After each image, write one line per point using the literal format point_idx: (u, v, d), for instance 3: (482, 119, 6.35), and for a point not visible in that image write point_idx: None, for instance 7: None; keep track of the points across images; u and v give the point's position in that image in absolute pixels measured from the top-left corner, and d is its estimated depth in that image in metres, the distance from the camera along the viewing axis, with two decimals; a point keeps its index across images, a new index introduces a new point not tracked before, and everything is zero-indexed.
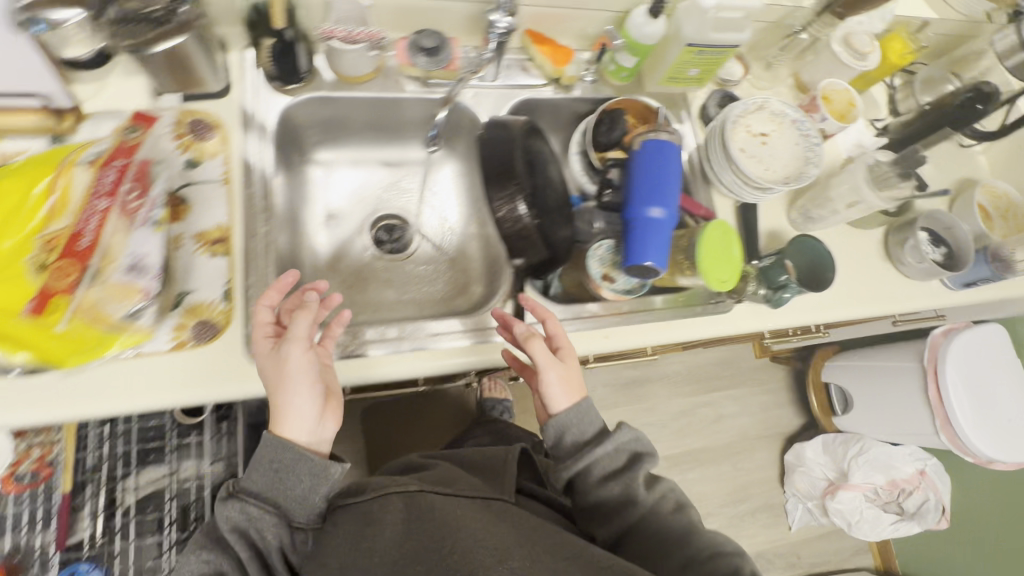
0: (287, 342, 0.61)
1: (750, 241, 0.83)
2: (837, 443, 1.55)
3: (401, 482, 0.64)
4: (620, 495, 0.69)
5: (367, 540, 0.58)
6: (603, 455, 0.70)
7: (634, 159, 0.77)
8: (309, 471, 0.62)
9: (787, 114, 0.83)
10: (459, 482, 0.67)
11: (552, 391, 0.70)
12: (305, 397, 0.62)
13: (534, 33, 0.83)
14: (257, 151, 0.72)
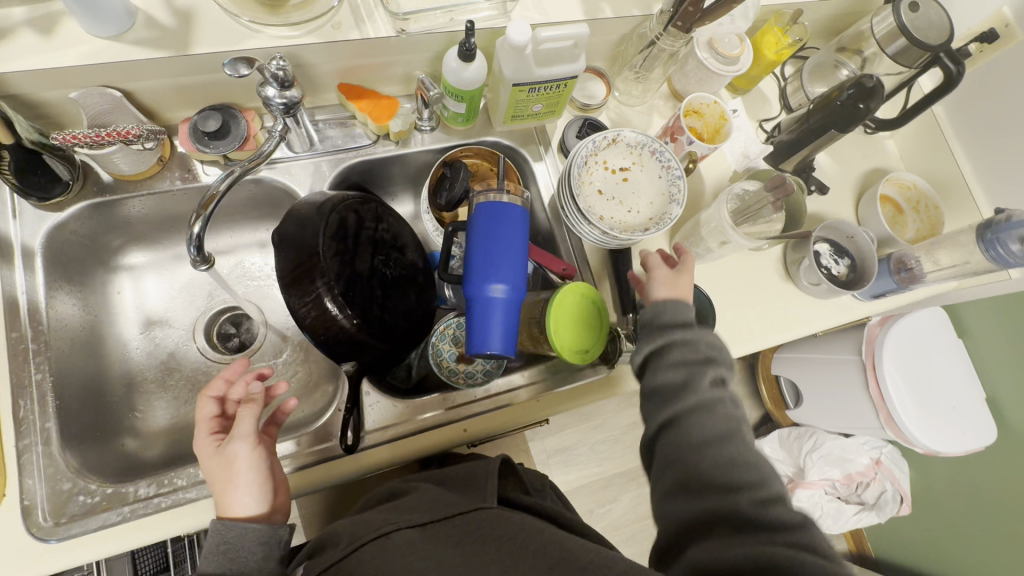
0: (231, 441, 0.56)
1: (624, 290, 0.74)
2: (792, 439, 1.48)
3: (367, 525, 0.52)
4: (682, 377, 0.57)
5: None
6: (676, 340, 0.59)
7: (470, 228, 0.68)
8: (261, 541, 0.54)
9: (647, 143, 0.72)
10: (429, 505, 0.55)
11: (658, 294, 0.64)
12: (245, 488, 0.55)
13: (348, 88, 0.72)
14: (23, 282, 0.61)
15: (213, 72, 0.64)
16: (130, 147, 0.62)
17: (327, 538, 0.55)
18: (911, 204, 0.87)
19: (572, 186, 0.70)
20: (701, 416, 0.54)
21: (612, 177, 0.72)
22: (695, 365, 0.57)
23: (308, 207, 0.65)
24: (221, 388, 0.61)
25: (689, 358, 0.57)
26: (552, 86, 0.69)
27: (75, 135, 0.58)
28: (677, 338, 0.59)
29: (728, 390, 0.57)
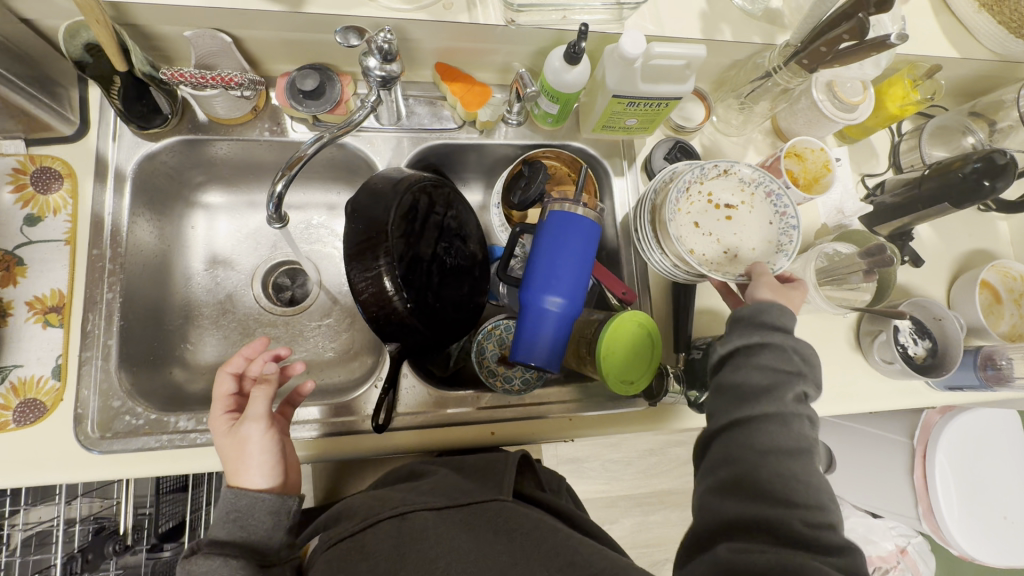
0: (245, 421, 0.57)
1: (681, 328, 0.71)
2: None
3: (384, 503, 0.53)
4: (767, 386, 0.53)
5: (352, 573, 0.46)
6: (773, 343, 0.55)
7: (539, 233, 0.66)
8: (271, 510, 0.57)
9: (763, 185, 0.65)
10: (447, 491, 0.55)
11: (760, 296, 0.58)
12: (259, 461, 0.57)
13: (444, 69, 0.71)
14: (112, 202, 0.64)
15: (320, 32, 0.65)
16: (230, 92, 0.62)
17: (347, 505, 0.56)
18: (1015, 295, 0.80)
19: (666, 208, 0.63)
20: (771, 426, 0.51)
21: (709, 211, 0.66)
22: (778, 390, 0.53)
23: (384, 182, 0.65)
24: (239, 366, 0.61)
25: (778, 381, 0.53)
26: (652, 104, 0.66)
27: (183, 74, 0.59)
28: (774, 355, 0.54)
29: (809, 410, 0.53)
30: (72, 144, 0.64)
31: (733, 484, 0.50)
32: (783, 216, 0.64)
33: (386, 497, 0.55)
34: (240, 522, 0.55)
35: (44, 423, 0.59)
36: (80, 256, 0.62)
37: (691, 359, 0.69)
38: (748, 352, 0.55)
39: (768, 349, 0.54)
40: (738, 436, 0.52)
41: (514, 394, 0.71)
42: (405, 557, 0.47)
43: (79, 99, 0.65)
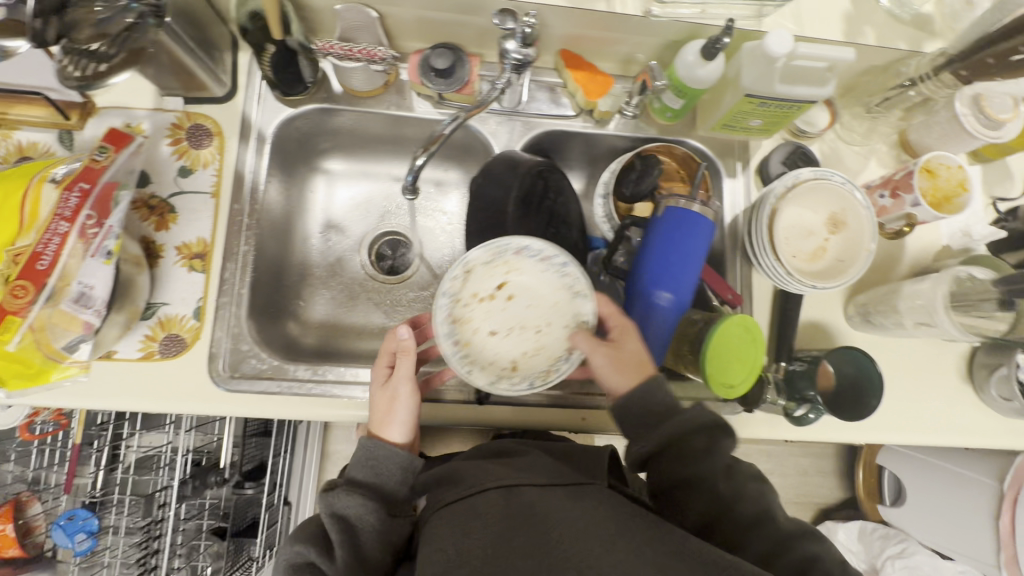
0: (398, 378, 0.62)
1: (784, 338, 0.70)
2: (876, 536, 1.35)
3: (488, 472, 0.53)
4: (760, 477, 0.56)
5: (471, 531, 0.46)
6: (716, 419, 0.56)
7: (652, 227, 0.66)
8: (400, 467, 0.60)
9: (551, 265, 0.62)
10: (546, 469, 0.54)
11: (613, 380, 0.58)
12: (404, 416, 0.61)
13: (569, 56, 0.71)
14: (253, 161, 0.69)
15: (459, 12, 0.67)
16: (370, 67, 0.67)
17: (453, 470, 0.57)
18: None
19: (460, 360, 0.60)
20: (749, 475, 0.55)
21: (522, 329, 0.63)
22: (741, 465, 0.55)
23: (506, 164, 0.66)
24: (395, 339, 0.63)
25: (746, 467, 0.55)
26: (785, 106, 0.64)
27: (332, 46, 0.64)
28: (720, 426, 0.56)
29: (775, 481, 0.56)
30: (222, 104, 0.69)
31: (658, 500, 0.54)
32: (550, 261, 0.62)
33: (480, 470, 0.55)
34: (372, 467, 0.59)
35: (183, 357, 0.64)
36: (224, 208, 0.67)
37: (793, 371, 0.68)
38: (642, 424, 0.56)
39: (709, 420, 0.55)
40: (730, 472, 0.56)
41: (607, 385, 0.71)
42: (510, 515, 0.46)
43: (232, 63, 0.70)
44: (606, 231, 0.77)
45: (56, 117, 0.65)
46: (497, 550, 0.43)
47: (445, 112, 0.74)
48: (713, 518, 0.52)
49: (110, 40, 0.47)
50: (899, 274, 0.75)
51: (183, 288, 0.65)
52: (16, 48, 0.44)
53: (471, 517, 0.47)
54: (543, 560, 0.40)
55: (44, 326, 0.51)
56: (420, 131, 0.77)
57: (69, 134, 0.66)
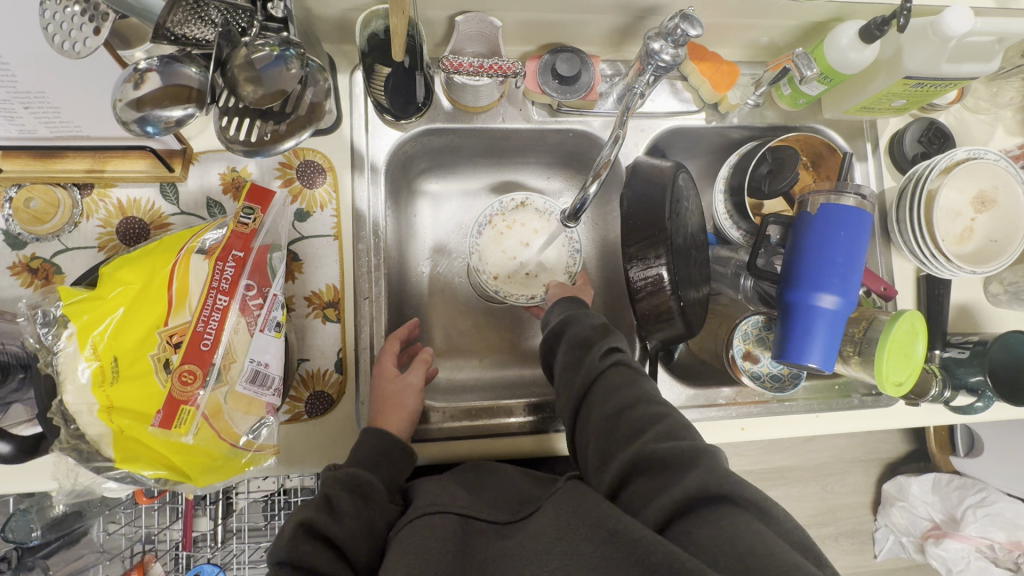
0: (409, 375, 0.61)
1: (936, 325, 0.69)
2: (951, 487, 1.38)
3: (449, 495, 0.52)
4: (640, 407, 0.48)
5: (420, 553, 0.45)
6: (586, 323, 0.56)
7: (805, 225, 0.62)
8: (403, 451, 0.56)
9: (573, 247, 0.75)
10: (507, 498, 0.52)
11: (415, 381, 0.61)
12: (409, 409, 0.60)
13: (695, 47, 0.67)
14: (370, 195, 0.64)
15: (583, 11, 0.61)
16: (496, 82, 0.61)
17: (373, 488, 0.52)
18: None
19: (474, 244, 0.72)
20: (609, 398, 0.49)
21: (500, 260, 0.73)
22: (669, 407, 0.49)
23: (646, 175, 0.63)
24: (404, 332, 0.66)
25: (634, 368, 0.52)
26: (939, 85, 0.60)
27: (461, 62, 0.58)
28: (601, 329, 0.55)
29: (648, 407, 0.47)
30: (329, 133, 0.63)
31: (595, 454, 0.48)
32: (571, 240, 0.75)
33: (428, 490, 0.53)
34: (376, 459, 0.54)
35: (337, 413, 0.61)
36: (352, 249, 0.63)
37: (947, 360, 0.67)
38: (572, 321, 0.57)
39: (586, 321, 0.57)
40: (595, 401, 0.50)
41: (765, 392, 0.68)
42: (456, 550, 0.45)
43: (333, 88, 0.64)
44: (731, 228, 0.74)
45: (159, 169, 0.58)
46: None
47: (561, 121, 0.69)
48: (667, 435, 0.45)
49: (286, 96, 0.44)
50: None
51: (326, 342, 0.61)
52: (177, 114, 0.41)
53: (416, 544, 0.46)
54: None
55: (221, 411, 0.48)
56: (527, 141, 0.72)
57: (172, 187, 0.60)
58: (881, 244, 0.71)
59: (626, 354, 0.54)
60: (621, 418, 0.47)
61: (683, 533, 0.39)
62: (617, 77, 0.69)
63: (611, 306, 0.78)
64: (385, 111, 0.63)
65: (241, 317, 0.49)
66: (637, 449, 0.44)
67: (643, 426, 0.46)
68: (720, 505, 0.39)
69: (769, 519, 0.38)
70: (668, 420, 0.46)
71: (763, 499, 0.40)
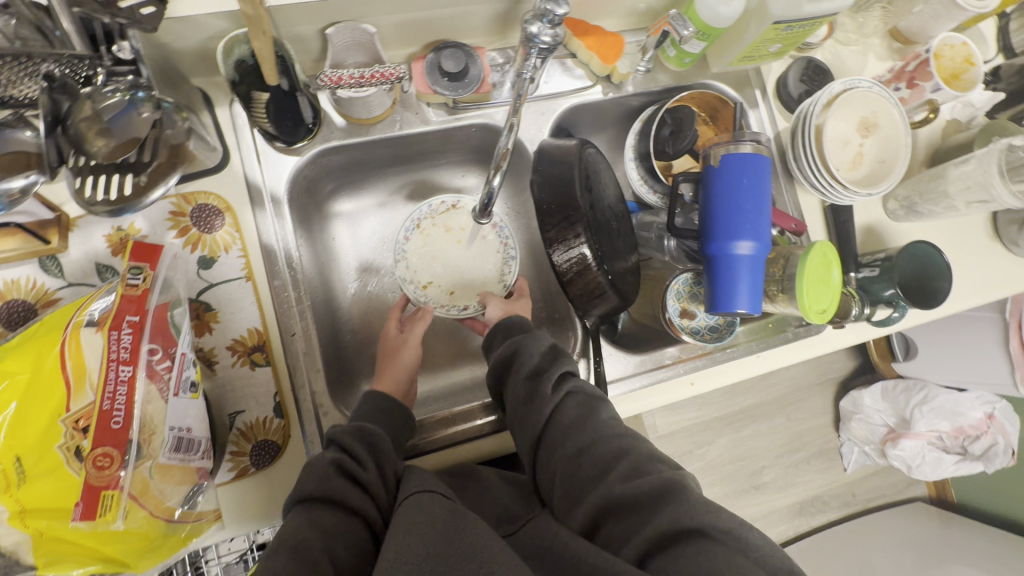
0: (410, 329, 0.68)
1: (847, 250, 0.73)
2: (898, 391, 1.48)
3: (437, 480, 0.51)
4: (603, 443, 0.49)
5: (408, 528, 0.44)
6: (535, 351, 0.56)
7: (713, 178, 0.64)
8: (403, 413, 0.60)
9: (506, 251, 0.74)
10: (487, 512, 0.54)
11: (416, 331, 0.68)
12: (409, 360, 0.66)
13: (575, 23, 0.67)
14: (276, 228, 0.61)
15: (457, 4, 0.60)
16: (382, 90, 0.59)
17: (380, 438, 0.55)
18: None
19: (400, 249, 0.71)
20: (569, 436, 0.50)
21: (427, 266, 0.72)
22: (636, 437, 0.51)
23: (552, 159, 0.63)
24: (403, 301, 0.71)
25: (591, 399, 0.54)
26: (807, 25, 0.63)
27: (341, 77, 0.57)
28: (552, 359, 0.56)
29: (612, 444, 0.49)
30: (218, 171, 0.60)
31: (564, 497, 0.48)
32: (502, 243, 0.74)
33: (419, 476, 0.52)
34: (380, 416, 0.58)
35: (282, 457, 0.58)
36: (269, 288, 0.60)
37: (862, 280, 0.71)
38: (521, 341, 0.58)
39: (537, 346, 0.57)
40: (556, 440, 0.51)
41: (706, 344, 0.70)
42: (452, 526, 0.44)
43: (213, 123, 0.60)
44: (647, 192, 0.75)
45: (34, 243, 0.53)
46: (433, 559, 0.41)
47: (461, 117, 0.68)
48: (635, 470, 0.46)
49: (140, 143, 0.42)
50: (918, 161, 0.79)
51: (259, 389, 0.58)
52: (18, 182, 0.40)
53: (414, 520, 0.45)
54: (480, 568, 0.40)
55: (149, 488, 0.46)
56: (431, 143, 0.71)
57: (53, 260, 0.55)
58: (786, 182, 0.75)
59: (578, 379, 0.56)
60: (586, 457, 0.48)
61: (659, 568, 0.40)
62: (508, 64, 0.69)
63: (548, 294, 0.78)
64: (274, 138, 0.60)
65: (161, 409, 0.46)
66: (608, 488, 0.46)
67: (608, 464, 0.47)
68: (694, 536, 0.40)
69: (746, 551, 0.39)
70: (634, 455, 0.48)
71: (738, 525, 0.41)
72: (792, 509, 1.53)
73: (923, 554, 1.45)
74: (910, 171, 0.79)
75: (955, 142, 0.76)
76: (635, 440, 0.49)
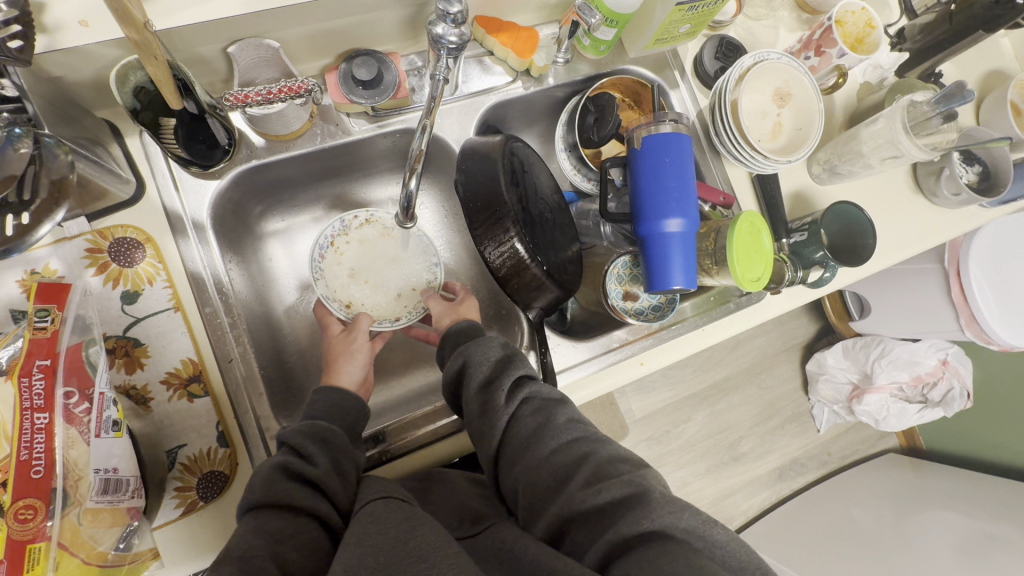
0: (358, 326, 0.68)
1: (777, 217, 0.75)
2: (858, 348, 1.53)
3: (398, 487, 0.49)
4: (564, 450, 0.48)
5: (361, 538, 0.41)
6: (484, 362, 0.56)
7: (637, 160, 0.66)
8: (356, 405, 0.60)
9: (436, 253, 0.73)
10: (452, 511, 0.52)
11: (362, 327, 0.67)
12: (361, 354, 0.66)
13: (487, 21, 0.68)
14: (201, 254, 0.60)
15: (363, 12, 0.59)
16: (295, 104, 0.59)
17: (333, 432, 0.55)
18: None
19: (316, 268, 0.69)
20: (528, 446, 0.50)
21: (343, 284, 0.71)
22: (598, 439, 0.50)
23: (476, 157, 0.63)
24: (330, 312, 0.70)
25: (548, 399, 0.53)
26: (710, 4, 0.64)
27: (248, 94, 0.56)
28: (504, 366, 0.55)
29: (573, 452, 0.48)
30: (134, 203, 0.58)
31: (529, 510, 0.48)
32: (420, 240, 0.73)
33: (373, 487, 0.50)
34: (330, 412, 0.58)
35: (224, 487, 0.56)
36: (199, 317, 0.58)
37: (793, 245, 0.73)
38: (465, 352, 0.57)
39: (484, 355, 0.56)
40: (515, 451, 0.50)
41: (651, 323, 0.71)
42: (411, 533, 0.41)
43: (123, 154, 0.58)
44: (580, 181, 0.76)
45: None
46: (385, 567, 0.38)
47: (385, 125, 0.68)
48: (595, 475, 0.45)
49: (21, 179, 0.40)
50: (837, 124, 0.82)
51: (200, 420, 0.57)
52: None
53: (368, 530, 0.42)
54: (437, 565, 0.38)
55: (79, 534, 0.44)
56: (357, 153, 0.70)
57: None
58: (713, 158, 0.76)
59: (536, 382, 0.55)
60: (545, 467, 0.48)
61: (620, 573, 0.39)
62: (424, 68, 0.69)
63: (493, 292, 0.78)
64: (189, 163, 0.59)
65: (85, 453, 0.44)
66: (573, 498, 0.45)
67: (569, 474, 0.47)
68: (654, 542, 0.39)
69: (711, 553, 0.39)
70: (595, 456, 0.47)
71: (702, 524, 0.41)
72: (772, 475, 1.56)
73: (899, 502, 1.50)
74: (830, 134, 0.82)
75: (868, 103, 0.79)
76: (598, 443, 0.49)
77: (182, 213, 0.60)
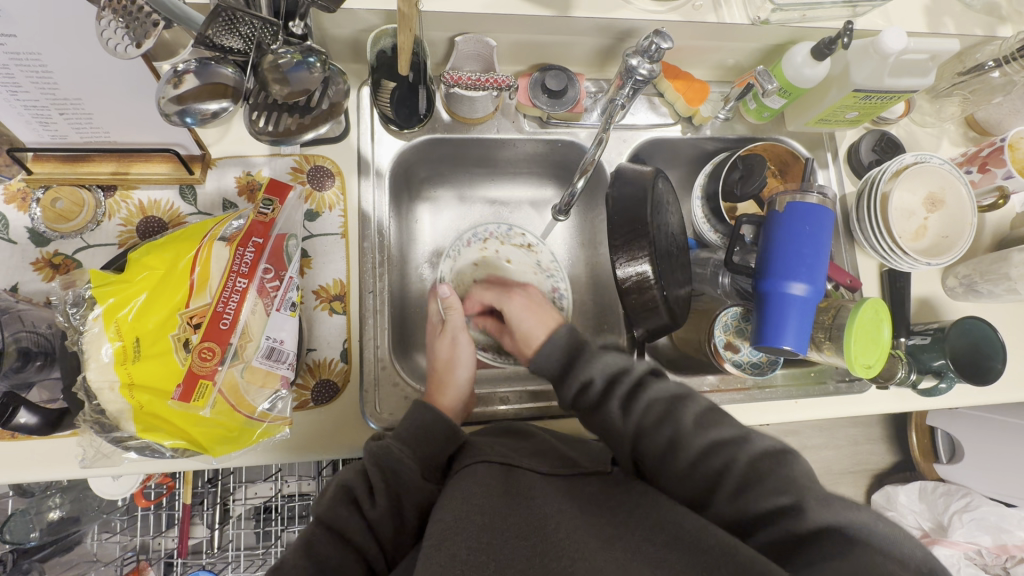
0: (452, 330, 0.67)
1: (900, 315, 0.75)
2: (937, 494, 1.40)
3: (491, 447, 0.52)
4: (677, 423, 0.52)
5: (468, 498, 0.45)
6: (599, 369, 0.58)
7: (777, 222, 0.67)
8: (443, 428, 0.54)
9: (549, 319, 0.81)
10: (554, 455, 0.52)
11: (456, 325, 0.67)
12: (462, 371, 0.65)
13: (668, 67, 0.75)
14: (375, 196, 0.69)
15: (568, 34, 0.68)
16: (493, 95, 0.66)
17: (433, 427, 0.55)
18: None
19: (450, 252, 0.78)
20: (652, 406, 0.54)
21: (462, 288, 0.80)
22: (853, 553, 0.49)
23: (628, 179, 0.69)
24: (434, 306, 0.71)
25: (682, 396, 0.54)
26: (886, 97, 0.67)
27: (460, 77, 0.65)
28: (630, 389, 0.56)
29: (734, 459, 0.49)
30: (338, 140, 0.69)
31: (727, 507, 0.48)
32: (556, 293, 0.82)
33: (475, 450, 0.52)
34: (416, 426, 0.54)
35: (332, 394, 0.63)
36: (360, 246, 0.67)
37: (913, 345, 0.73)
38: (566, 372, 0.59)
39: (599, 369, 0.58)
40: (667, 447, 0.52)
41: (746, 377, 0.73)
42: (514, 511, 0.43)
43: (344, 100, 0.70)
44: (707, 229, 0.80)
45: (179, 172, 0.63)
46: (489, 528, 0.41)
47: (550, 132, 0.75)
48: (735, 492, 0.46)
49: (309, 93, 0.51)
50: (983, 244, 0.80)
51: (333, 333, 0.64)
52: (213, 108, 0.48)
53: (480, 502, 0.44)
54: (538, 547, 0.40)
55: (236, 386, 0.52)
56: (519, 151, 0.79)
57: (190, 189, 0.65)
58: (847, 240, 0.78)
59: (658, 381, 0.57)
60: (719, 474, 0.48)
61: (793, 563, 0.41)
62: (600, 93, 0.77)
63: (598, 306, 0.83)
64: (391, 123, 0.69)
65: (258, 323, 0.53)
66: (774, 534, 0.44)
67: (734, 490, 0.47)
68: (808, 525, 0.42)
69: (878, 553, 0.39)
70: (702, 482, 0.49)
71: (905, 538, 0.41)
72: None
73: None
74: (973, 253, 0.80)
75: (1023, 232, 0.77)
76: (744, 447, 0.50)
77: (371, 159, 0.70)
